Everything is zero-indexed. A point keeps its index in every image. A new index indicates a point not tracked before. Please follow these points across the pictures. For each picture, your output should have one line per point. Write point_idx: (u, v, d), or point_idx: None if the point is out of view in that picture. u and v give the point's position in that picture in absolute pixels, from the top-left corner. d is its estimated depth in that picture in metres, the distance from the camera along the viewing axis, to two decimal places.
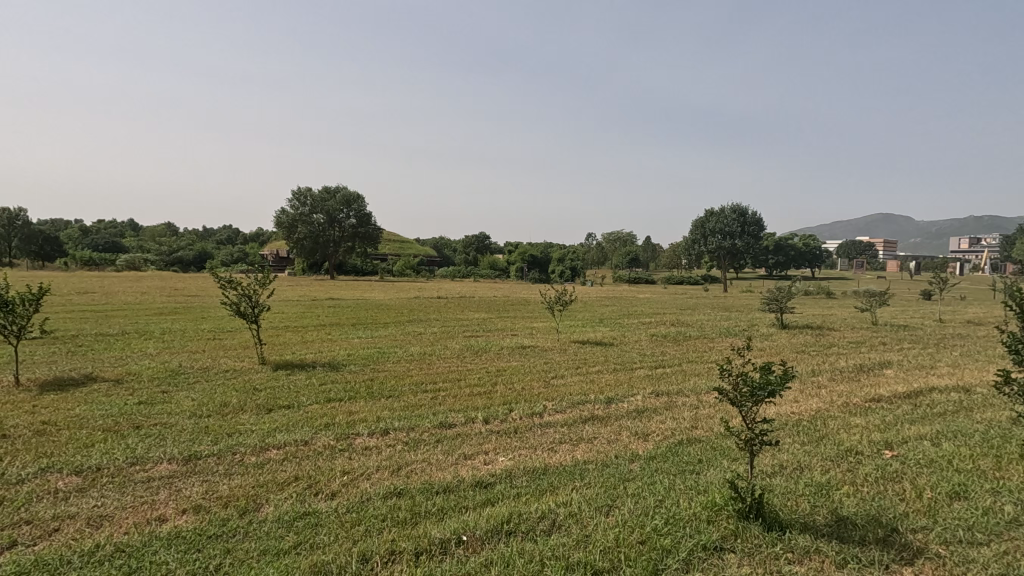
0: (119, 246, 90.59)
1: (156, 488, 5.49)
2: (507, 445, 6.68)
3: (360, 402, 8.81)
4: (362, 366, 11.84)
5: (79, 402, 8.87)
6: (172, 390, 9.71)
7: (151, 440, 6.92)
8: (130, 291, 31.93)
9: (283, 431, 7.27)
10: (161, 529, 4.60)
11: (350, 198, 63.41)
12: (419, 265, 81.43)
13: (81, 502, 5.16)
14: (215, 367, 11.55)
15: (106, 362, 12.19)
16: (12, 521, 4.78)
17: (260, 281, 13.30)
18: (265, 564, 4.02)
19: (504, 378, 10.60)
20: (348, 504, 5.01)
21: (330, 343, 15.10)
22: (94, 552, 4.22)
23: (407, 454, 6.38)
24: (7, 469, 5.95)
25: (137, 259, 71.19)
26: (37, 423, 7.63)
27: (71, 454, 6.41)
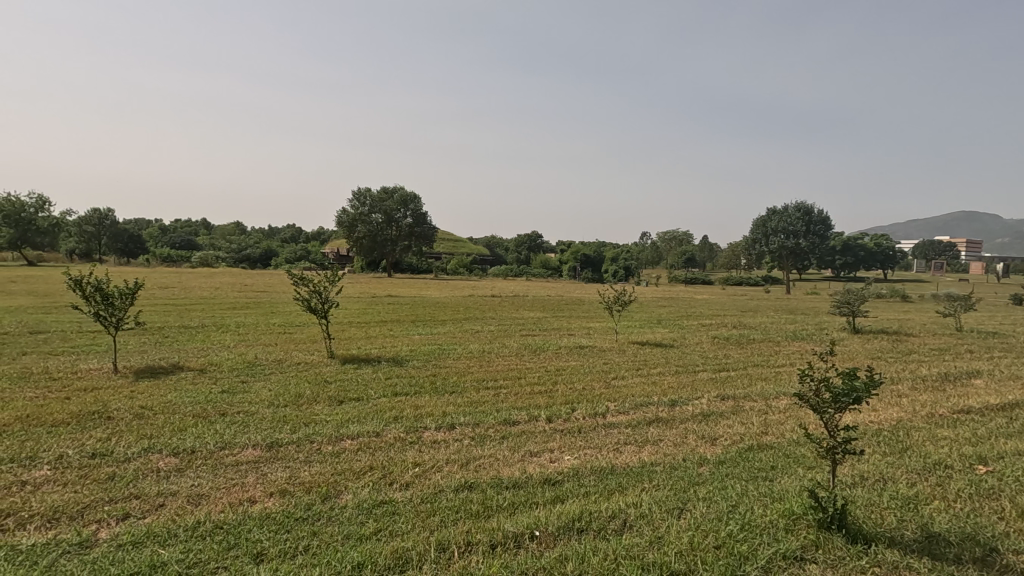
0: (194, 245, 96.56)
1: (245, 472, 5.88)
2: (572, 443, 6.72)
3: (426, 397, 9.10)
4: (424, 362, 12.18)
5: (170, 388, 9.60)
6: (250, 380, 10.34)
7: (237, 426, 7.41)
8: (204, 287, 33.97)
9: (355, 423, 7.60)
10: (253, 510, 4.93)
11: (408, 198, 65.20)
12: (472, 264, 82.40)
13: (180, 481, 5.60)
14: (289, 359, 12.18)
15: (191, 352, 13.10)
16: (124, 494, 5.26)
17: (331, 278, 13.93)
18: (350, 547, 4.25)
19: (565, 377, 10.65)
20: (422, 495, 5.19)
21: (393, 339, 15.59)
22: (196, 528, 4.57)
23: (474, 449, 6.54)
24: (114, 448, 6.53)
25: (209, 257, 75.75)
26: (136, 407, 8.32)
27: (168, 437, 6.96)
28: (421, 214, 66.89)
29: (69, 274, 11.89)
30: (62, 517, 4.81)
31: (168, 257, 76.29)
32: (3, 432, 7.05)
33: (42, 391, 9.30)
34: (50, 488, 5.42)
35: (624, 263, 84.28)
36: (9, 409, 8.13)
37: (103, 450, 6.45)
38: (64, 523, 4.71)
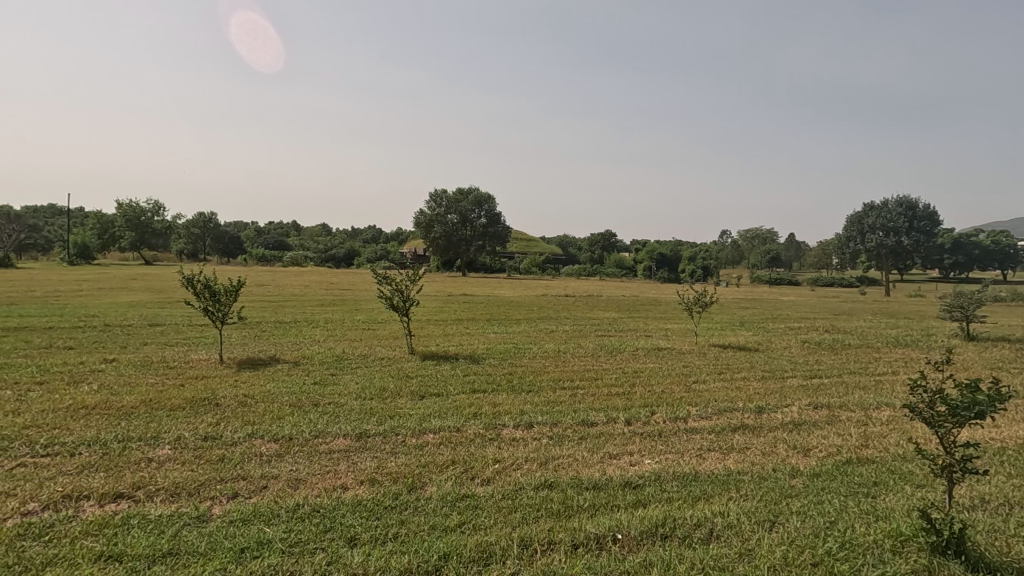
0: (286, 246, 103.23)
1: (337, 460, 6.24)
2: (653, 447, 6.58)
3: (503, 395, 9.23)
4: (500, 360, 12.36)
5: (269, 379, 10.37)
6: (339, 373, 10.97)
7: (328, 416, 7.88)
8: (295, 285, 36.33)
9: (436, 417, 7.85)
10: (345, 496, 5.21)
11: (482, 199, 66.70)
12: (544, 263, 82.56)
13: (280, 466, 6.04)
14: (373, 354, 12.76)
15: (285, 346, 14.06)
16: (232, 475, 5.75)
17: (412, 277, 14.45)
18: (436, 538, 4.40)
19: (643, 379, 10.43)
20: (502, 491, 5.28)
21: (469, 337, 15.95)
22: (296, 509, 4.92)
23: (553, 448, 6.55)
24: (223, 432, 7.15)
25: (299, 256, 80.72)
26: (240, 396, 9.05)
27: (269, 424, 7.52)
28: (494, 214, 67.92)
29: (183, 272, 13.12)
30: (182, 492, 5.33)
31: (263, 257, 82.17)
32: (131, 414, 7.91)
33: (162, 378, 10.33)
34: (171, 465, 6.02)
35: (702, 263, 81.18)
36: (135, 393, 9.09)
37: (214, 433, 7.08)
38: (184, 498, 5.21)
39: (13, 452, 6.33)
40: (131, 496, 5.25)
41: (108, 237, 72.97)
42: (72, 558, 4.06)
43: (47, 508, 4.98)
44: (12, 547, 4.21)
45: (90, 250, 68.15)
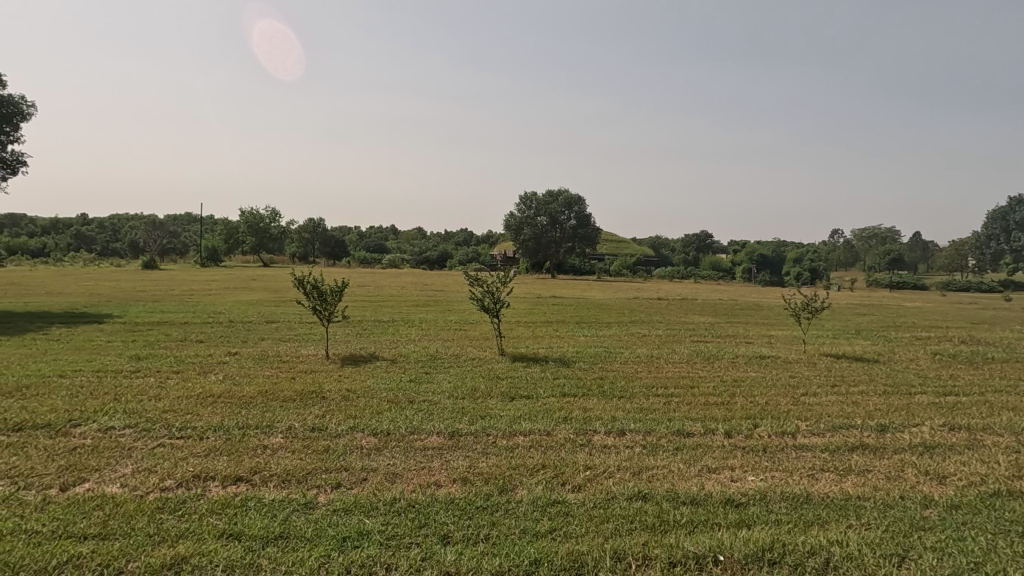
0: (385, 249, 108.86)
1: (432, 456, 6.42)
2: (757, 463, 6.13)
3: (594, 400, 9.04)
4: (590, 364, 12.15)
5: (369, 375, 10.94)
6: (433, 371, 11.35)
7: (423, 413, 8.15)
8: (393, 286, 38.15)
9: (526, 419, 7.85)
10: (439, 494, 5.34)
11: (573, 201, 66.51)
12: (634, 265, 80.56)
13: (379, 459, 6.31)
14: (465, 355, 13.05)
15: (383, 344, 14.80)
16: (335, 465, 6.08)
17: (502, 279, 14.59)
18: (527, 543, 4.37)
19: (744, 389, 9.79)
20: (595, 499, 5.14)
21: (559, 339, 15.85)
22: (393, 503, 5.10)
23: (647, 458, 6.30)
24: (328, 424, 7.61)
25: (396, 259, 84.81)
26: (344, 390, 9.62)
27: (369, 418, 7.91)
28: (585, 215, 67.43)
29: (295, 273, 14.19)
30: (292, 479, 5.72)
31: (364, 258, 87.30)
32: (250, 403, 8.65)
33: (276, 371, 11.23)
34: (283, 453, 6.49)
35: (809, 266, 75.27)
36: (254, 384, 9.98)
37: (321, 425, 7.56)
38: (294, 484, 5.60)
39: (156, 433, 7.14)
40: (249, 479, 5.71)
41: (233, 242, 81.21)
42: (200, 533, 4.47)
43: (181, 485, 5.55)
44: (153, 519, 4.72)
45: (219, 254, 76.10)
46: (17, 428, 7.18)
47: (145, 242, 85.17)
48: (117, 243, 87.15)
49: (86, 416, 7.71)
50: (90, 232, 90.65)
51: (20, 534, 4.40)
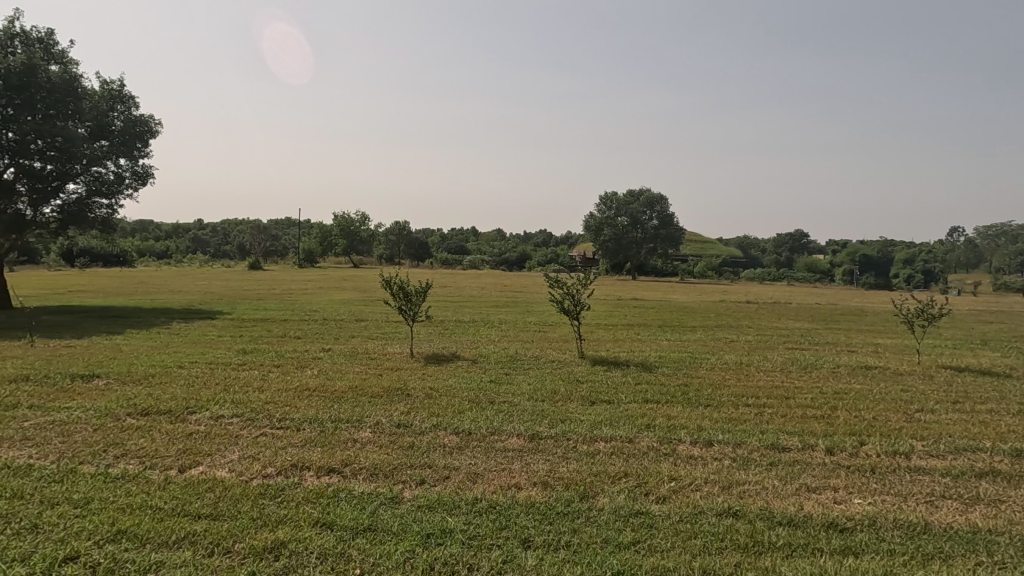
0: (466, 250, 111.27)
1: (512, 458, 6.44)
2: (863, 485, 5.61)
3: (678, 407, 8.70)
4: (674, 370, 11.71)
5: (450, 374, 11.22)
6: (513, 372, 11.44)
7: (503, 414, 8.21)
8: (475, 287, 38.96)
9: (608, 425, 7.69)
10: (519, 496, 5.33)
11: (655, 200, 65.22)
12: (720, 267, 76.68)
13: (461, 458, 6.42)
14: (544, 357, 13.03)
15: (465, 344, 15.12)
16: (420, 462, 6.26)
17: (583, 281, 14.40)
18: (609, 553, 4.26)
19: (848, 402, 9.01)
20: (681, 513, 4.92)
21: (641, 343, 15.42)
22: (475, 503, 5.16)
23: (736, 472, 5.95)
24: (413, 421, 7.86)
25: (476, 260, 86.70)
26: (427, 388, 9.91)
27: (451, 417, 8.09)
28: (667, 215, 65.62)
29: (383, 274, 14.86)
30: (380, 473, 5.95)
31: (447, 259, 89.82)
32: (342, 397, 9.14)
33: (365, 368, 11.79)
34: (371, 447, 6.78)
35: (922, 268, 68.35)
36: (345, 379, 10.55)
37: (406, 421, 7.83)
38: (381, 478, 5.82)
39: (259, 422, 7.72)
40: (340, 471, 6.02)
41: (327, 245, 86.65)
42: (297, 520, 4.76)
43: (280, 473, 5.94)
44: (256, 503, 5.09)
45: (314, 256, 81.42)
46: (145, 413, 8.04)
47: (251, 245, 92.79)
48: (228, 246, 95.61)
49: (201, 404, 8.49)
50: (205, 236, 100.12)
51: (146, 509, 4.90)
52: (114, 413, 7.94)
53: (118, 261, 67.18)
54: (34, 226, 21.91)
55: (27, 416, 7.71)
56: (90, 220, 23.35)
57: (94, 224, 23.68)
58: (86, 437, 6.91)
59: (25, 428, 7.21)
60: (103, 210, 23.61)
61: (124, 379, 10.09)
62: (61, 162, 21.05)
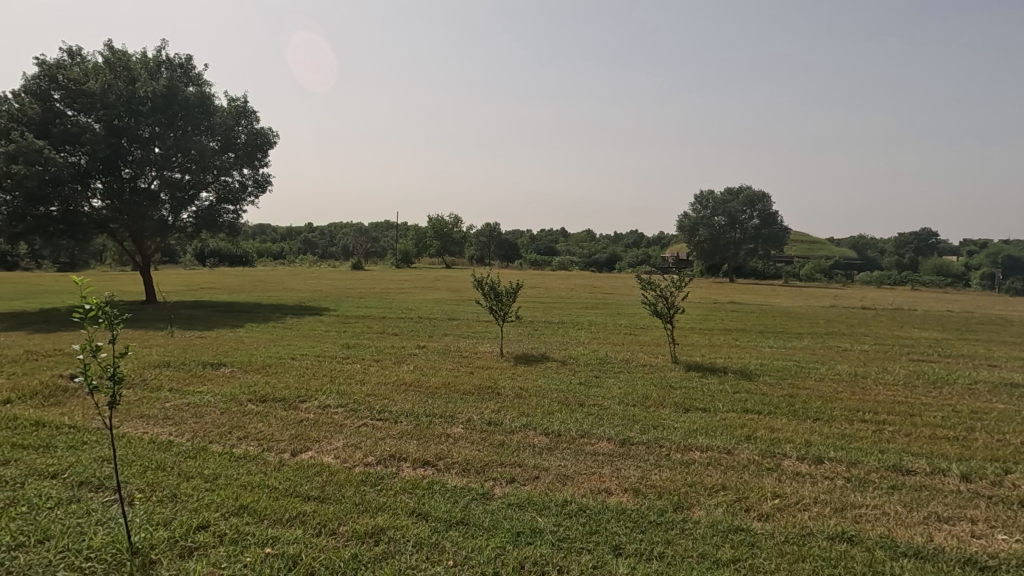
0: (555, 251, 111.18)
1: (602, 462, 6.33)
2: (1010, 519, 4.90)
3: (782, 420, 8.11)
4: (778, 379, 10.95)
5: (540, 374, 11.27)
6: (602, 375, 11.27)
7: (593, 417, 8.10)
8: (564, 288, 38.87)
9: (703, 434, 7.35)
10: (609, 502, 5.23)
11: (755, 198, 61.51)
12: (830, 269, 70.74)
13: (550, 459, 6.41)
14: (635, 360, 12.70)
15: (554, 345, 15.13)
16: (510, 460, 6.33)
17: (677, 283, 13.84)
18: (705, 569, 4.06)
19: (989, 424, 7.92)
20: (786, 533, 4.57)
21: (740, 349, 14.59)
22: (564, 505, 5.13)
23: (851, 494, 5.44)
24: (503, 419, 7.98)
25: (565, 261, 86.55)
26: (517, 387, 10.03)
27: (541, 417, 8.12)
28: (770, 214, 61.68)
29: (474, 274, 15.25)
30: (471, 468, 6.10)
31: (536, 260, 90.26)
32: (436, 393, 9.50)
33: (457, 365, 12.16)
34: (463, 443, 6.96)
35: None
36: (439, 376, 10.94)
37: (496, 420, 7.96)
38: (472, 474, 5.96)
39: (360, 413, 8.21)
40: (434, 464, 6.23)
41: (422, 246, 90.67)
42: (394, 508, 4.99)
43: (380, 462, 6.27)
44: (358, 489, 5.40)
45: (410, 257, 85.35)
46: (263, 399, 8.82)
47: (353, 247, 98.98)
48: (333, 247, 102.72)
49: (310, 393, 9.19)
50: (314, 238, 108.31)
51: (264, 488, 5.37)
52: (237, 398, 8.80)
53: (240, 261, 74.37)
54: (175, 229, 24.81)
55: (168, 398, 8.75)
56: (219, 224, 25.99)
57: (222, 228, 26.34)
58: (215, 419, 7.71)
59: (167, 408, 8.18)
60: (230, 216, 26.20)
61: (245, 368, 11.15)
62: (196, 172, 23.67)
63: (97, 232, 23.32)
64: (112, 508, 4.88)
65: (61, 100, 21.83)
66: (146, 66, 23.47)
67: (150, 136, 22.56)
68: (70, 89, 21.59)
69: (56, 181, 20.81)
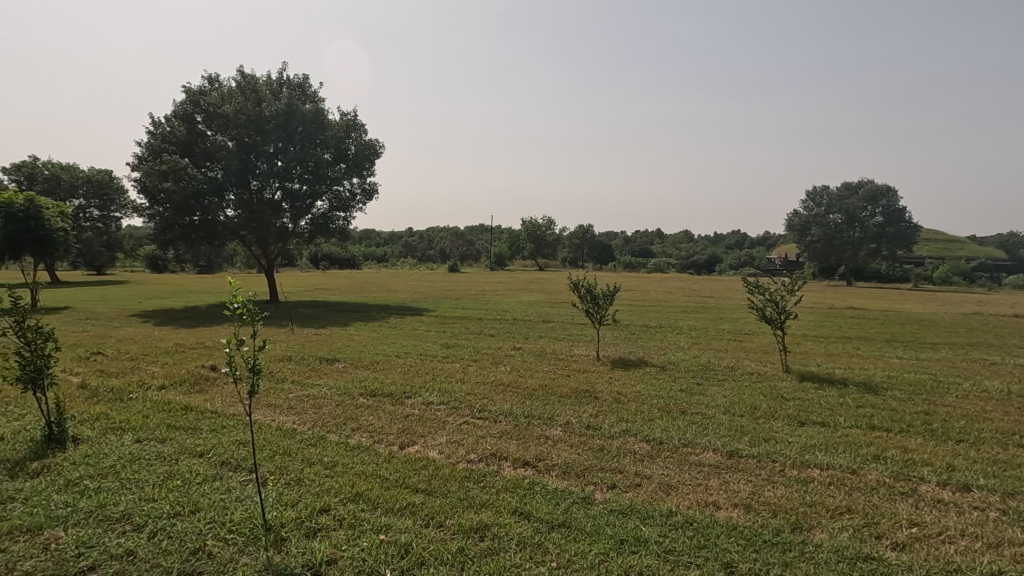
0: (650, 253, 108.03)
1: (708, 474, 6.04)
2: None
3: (917, 440, 7.27)
4: (910, 394, 9.83)
5: (638, 379, 10.98)
6: (705, 383, 10.75)
7: (697, 427, 7.76)
8: (662, 291, 37.72)
9: (822, 450, 6.77)
10: (718, 516, 4.98)
11: (879, 192, 55.90)
12: (972, 271, 62.35)
13: (652, 467, 6.23)
14: (741, 368, 11.98)
15: (653, 349, 14.69)
16: (610, 466, 6.24)
17: (789, 287, 12.85)
18: None
19: None
20: (927, 566, 4.11)
21: (863, 360, 13.28)
22: (670, 516, 4.95)
23: (1008, 529, 4.75)
24: (602, 424, 7.87)
25: (662, 263, 83.91)
26: (615, 392, 9.85)
27: (641, 424, 7.90)
28: (897, 210, 55.49)
29: (571, 277, 15.24)
30: (572, 471, 6.08)
31: (630, 261, 88.39)
32: (534, 394, 9.58)
33: (554, 367, 12.19)
34: (562, 445, 6.97)
35: None
36: (536, 377, 11.02)
37: (595, 424, 7.87)
38: (573, 477, 5.94)
39: (461, 411, 8.47)
40: (534, 465, 6.28)
41: (516, 249, 92.25)
42: (497, 507, 5.08)
43: (481, 460, 6.44)
44: (462, 485, 5.59)
45: (504, 260, 87.08)
46: (372, 394, 9.40)
47: (450, 250, 102.81)
48: (431, 250, 107.32)
49: (414, 390, 9.65)
50: (415, 243, 113.97)
51: (376, 478, 5.71)
52: (350, 392, 9.44)
53: (349, 263, 79.96)
54: (294, 236, 27.08)
55: (292, 389, 9.59)
56: (331, 230, 28.01)
57: (334, 234, 28.33)
58: (330, 411, 8.32)
59: (290, 398, 8.96)
60: (341, 222, 28.14)
61: (356, 364, 11.94)
62: (312, 182, 25.73)
63: (229, 240, 25.96)
64: (249, 487, 5.44)
65: (203, 122, 24.72)
66: (271, 87, 25.91)
67: (274, 151, 24.91)
68: (210, 112, 24.39)
69: (198, 195, 23.51)
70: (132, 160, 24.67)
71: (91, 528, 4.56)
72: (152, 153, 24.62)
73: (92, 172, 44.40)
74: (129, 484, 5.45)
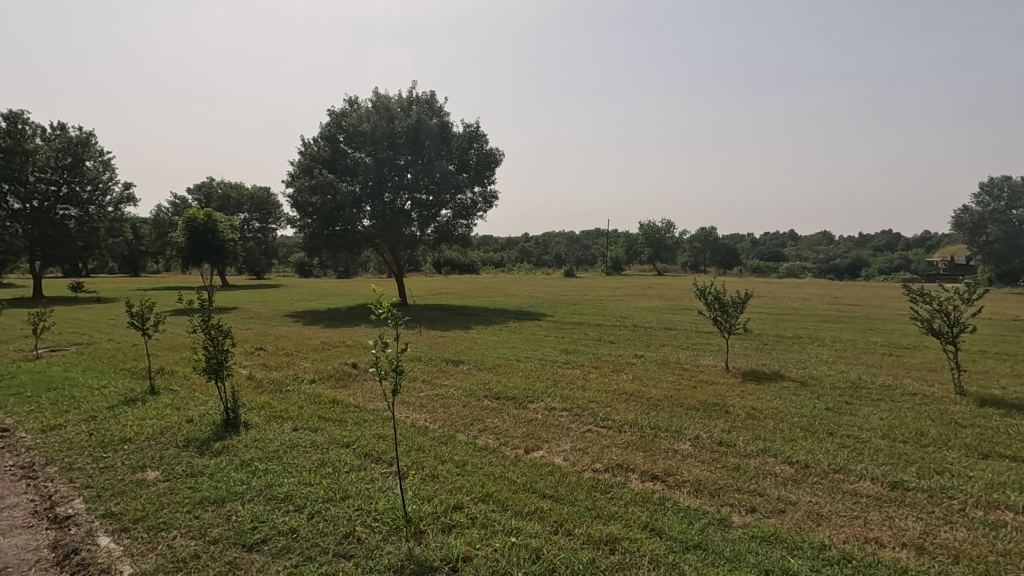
0: (782, 256, 99.47)
1: (866, 506, 5.38)
2: None
3: None
4: None
5: (776, 395, 10.11)
6: (856, 402, 9.59)
7: (849, 451, 6.95)
8: (799, 298, 34.47)
9: (1015, 490, 5.72)
10: (882, 555, 4.41)
11: None
12: None
13: (798, 493, 5.69)
14: (900, 387, 10.53)
15: (790, 362, 13.46)
16: (749, 487, 5.80)
17: (965, 295, 10.99)
18: None
19: None
20: None
21: None
22: (823, 549, 4.48)
23: None
24: (736, 441, 7.35)
25: (797, 267, 77.03)
26: (748, 407, 9.17)
27: (780, 443, 7.26)
28: None
29: (697, 283, 14.47)
30: (705, 490, 5.75)
31: (759, 265, 82.16)
32: (659, 405, 9.23)
33: (678, 378, 11.66)
34: (693, 461, 6.62)
35: None
36: (660, 388, 10.60)
37: (728, 440, 7.37)
38: (707, 496, 5.61)
39: (584, 419, 8.41)
40: (663, 480, 6.03)
41: (633, 253, 89.99)
42: (627, 520, 4.95)
43: (608, 470, 6.32)
44: (589, 494, 5.52)
45: (621, 263, 85.38)
46: (496, 396, 9.66)
47: (566, 255, 103.04)
48: (547, 256, 108.27)
49: (537, 395, 9.74)
50: (531, 247, 115.89)
51: (505, 480, 5.84)
52: (475, 393, 9.79)
53: (468, 268, 83.27)
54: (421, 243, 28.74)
55: (423, 388, 10.16)
56: (454, 237, 29.30)
57: (457, 241, 29.60)
58: (458, 411, 8.68)
59: (421, 397, 9.50)
60: (463, 229, 29.33)
61: (479, 367, 12.35)
62: (438, 192, 27.15)
63: (365, 248, 28.23)
64: (389, 480, 5.82)
65: (344, 141, 27.27)
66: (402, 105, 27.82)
67: (404, 164, 26.71)
68: (350, 131, 26.81)
69: (339, 207, 25.92)
70: (287, 178, 27.91)
71: (262, 505, 5.17)
72: (302, 172, 27.60)
73: (254, 189, 51.04)
74: (290, 467, 6.11)
